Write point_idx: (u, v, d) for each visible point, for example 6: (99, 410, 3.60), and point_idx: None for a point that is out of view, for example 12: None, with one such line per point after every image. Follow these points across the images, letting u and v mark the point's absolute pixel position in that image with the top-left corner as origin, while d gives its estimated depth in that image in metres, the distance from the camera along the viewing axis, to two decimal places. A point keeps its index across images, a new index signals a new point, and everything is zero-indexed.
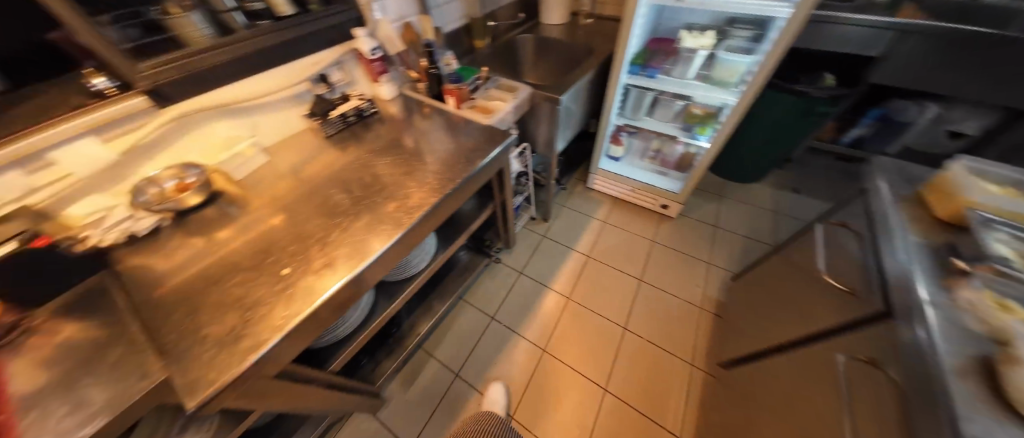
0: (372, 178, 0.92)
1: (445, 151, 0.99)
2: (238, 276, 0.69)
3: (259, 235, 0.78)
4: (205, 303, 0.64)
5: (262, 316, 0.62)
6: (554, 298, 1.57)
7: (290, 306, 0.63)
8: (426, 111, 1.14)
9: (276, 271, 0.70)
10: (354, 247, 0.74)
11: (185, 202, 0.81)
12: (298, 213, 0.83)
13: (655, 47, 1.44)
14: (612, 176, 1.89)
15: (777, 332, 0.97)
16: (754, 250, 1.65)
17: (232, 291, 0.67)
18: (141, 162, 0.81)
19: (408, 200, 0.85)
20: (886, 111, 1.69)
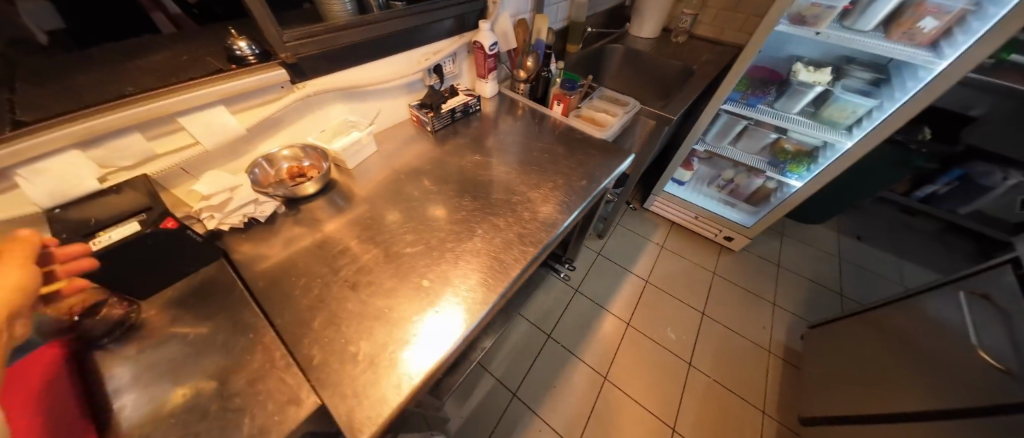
0: (491, 184, 0.87)
1: (562, 165, 0.94)
2: (373, 281, 0.64)
3: (385, 236, 0.72)
4: (346, 311, 0.58)
5: (411, 335, 0.56)
6: (613, 322, 1.47)
7: (441, 328, 0.58)
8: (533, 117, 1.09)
9: (413, 282, 0.64)
10: (492, 263, 0.68)
11: (302, 191, 0.74)
12: (420, 215, 0.77)
13: (760, 77, 1.42)
14: (675, 200, 1.81)
15: (884, 398, 0.94)
16: (819, 296, 1.61)
17: (369, 299, 0.61)
18: (258, 139, 0.73)
19: (534, 214, 0.79)
20: (966, 171, 1.55)
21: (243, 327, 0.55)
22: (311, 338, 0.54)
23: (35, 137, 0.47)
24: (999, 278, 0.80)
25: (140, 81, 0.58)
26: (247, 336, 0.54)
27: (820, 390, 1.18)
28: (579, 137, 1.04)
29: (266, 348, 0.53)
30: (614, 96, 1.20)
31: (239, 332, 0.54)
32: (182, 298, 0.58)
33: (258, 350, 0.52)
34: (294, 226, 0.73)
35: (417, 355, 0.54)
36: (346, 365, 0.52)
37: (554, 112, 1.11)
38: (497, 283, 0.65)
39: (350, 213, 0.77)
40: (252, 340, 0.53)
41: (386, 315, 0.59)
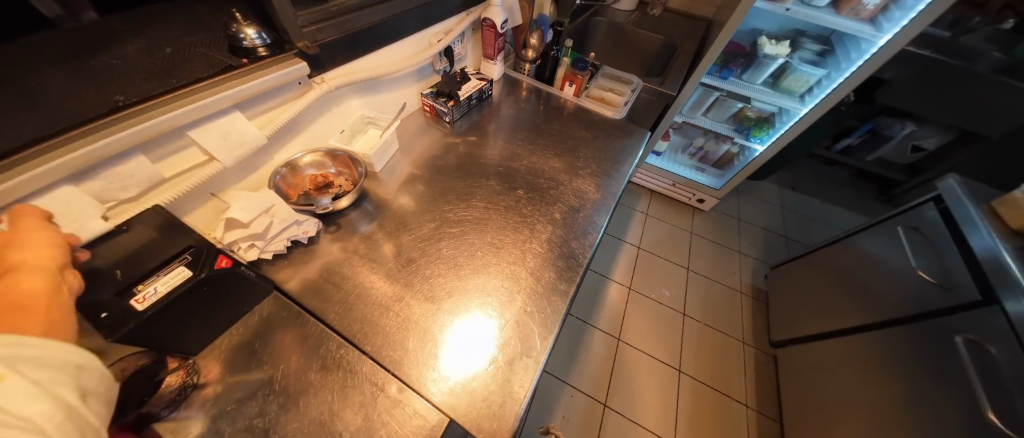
0: (528, 174, 0.86)
1: (587, 147, 0.95)
2: (451, 289, 0.62)
3: (445, 241, 0.69)
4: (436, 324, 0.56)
5: (511, 337, 0.57)
6: (617, 289, 1.59)
7: (536, 326, 0.58)
8: (545, 100, 1.08)
9: (492, 283, 0.63)
10: (559, 254, 0.69)
11: (337, 206, 0.66)
12: (470, 214, 0.75)
13: (729, 50, 1.53)
14: (655, 170, 1.96)
15: (841, 317, 1.16)
16: (773, 241, 1.90)
17: (456, 309, 0.59)
18: (277, 148, 0.66)
19: (582, 200, 0.81)
20: (874, 125, 1.88)
21: (335, 361, 0.50)
22: (413, 359, 0.52)
23: (24, 176, 0.35)
24: (923, 214, 1.04)
25: (132, 87, 0.46)
26: (343, 369, 0.50)
27: (788, 318, 1.41)
28: (595, 118, 1.05)
29: (371, 378, 0.50)
30: (616, 74, 1.23)
31: (332, 367, 0.50)
32: (245, 342, 0.51)
33: (363, 380, 0.49)
34: (339, 242, 0.66)
35: (523, 356, 0.55)
36: (460, 378, 0.51)
37: (565, 94, 1.10)
38: (571, 273, 0.66)
39: (395, 220, 0.72)
40: (351, 372, 0.50)
41: (476, 320, 0.58)
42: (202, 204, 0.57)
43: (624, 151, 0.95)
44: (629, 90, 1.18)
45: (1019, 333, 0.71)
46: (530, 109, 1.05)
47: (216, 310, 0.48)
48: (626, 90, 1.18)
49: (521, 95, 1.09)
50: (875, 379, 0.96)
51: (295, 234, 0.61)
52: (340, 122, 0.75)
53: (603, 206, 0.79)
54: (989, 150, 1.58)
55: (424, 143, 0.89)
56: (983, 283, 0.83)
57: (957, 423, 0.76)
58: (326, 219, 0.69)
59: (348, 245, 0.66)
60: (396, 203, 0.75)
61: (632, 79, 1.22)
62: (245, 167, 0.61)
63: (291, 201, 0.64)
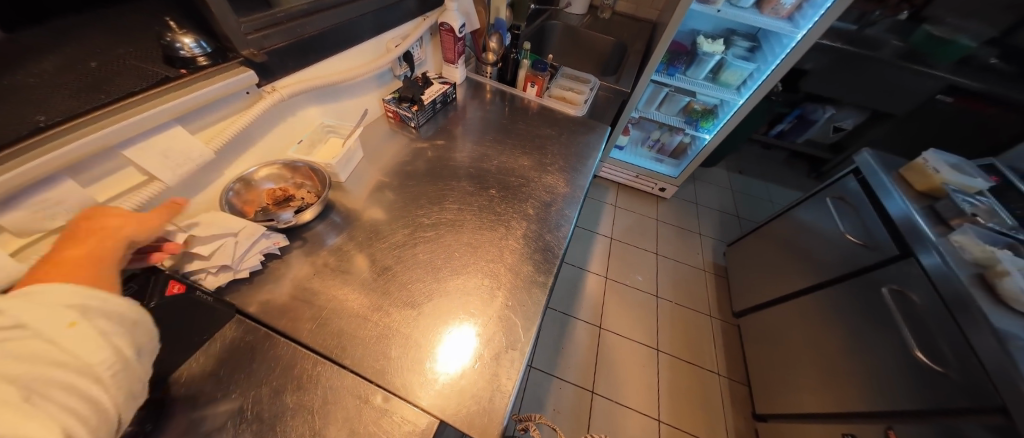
0: (498, 171, 0.87)
1: (553, 144, 0.99)
2: (430, 293, 0.61)
3: (421, 245, 0.68)
4: (418, 330, 0.55)
5: (497, 332, 0.57)
6: (595, 280, 1.64)
7: (518, 318, 0.59)
8: (509, 101, 1.10)
9: (474, 283, 0.63)
10: (535, 248, 0.71)
11: (302, 219, 0.63)
12: (443, 217, 0.74)
13: (674, 48, 1.65)
14: (619, 163, 2.05)
15: (789, 282, 1.28)
16: (728, 221, 2.07)
17: (439, 313, 0.58)
18: (226, 164, 0.61)
19: (552, 193, 0.84)
20: (801, 111, 2.09)
21: (313, 379, 0.48)
22: (397, 367, 0.51)
23: None
24: (846, 185, 1.18)
25: (52, 106, 0.41)
26: (324, 385, 0.48)
27: (746, 289, 1.53)
28: (558, 116, 1.09)
29: (353, 391, 0.48)
30: (573, 74, 1.29)
31: (311, 385, 0.47)
32: (210, 372, 0.47)
33: (345, 394, 0.47)
34: (306, 257, 0.63)
35: (510, 348, 0.55)
36: (448, 380, 0.51)
37: (528, 94, 1.14)
38: (548, 264, 0.68)
39: (364, 229, 0.70)
40: (332, 387, 0.48)
41: (458, 320, 0.58)
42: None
43: (588, 145, 1.00)
44: (586, 88, 1.24)
45: (934, 280, 0.83)
46: (495, 111, 1.07)
47: (173, 341, 0.44)
48: (584, 88, 1.23)
49: (484, 98, 1.10)
50: (823, 334, 1.07)
51: (268, 247, 0.56)
52: (298, 132, 0.72)
53: (573, 198, 0.83)
54: (893, 126, 1.84)
55: (390, 150, 0.88)
56: (900, 241, 0.96)
57: (890, 363, 0.87)
58: (293, 233, 0.65)
59: (317, 258, 0.63)
60: (365, 212, 0.73)
61: (589, 78, 1.28)
62: (192, 186, 0.57)
63: (249, 216, 0.60)
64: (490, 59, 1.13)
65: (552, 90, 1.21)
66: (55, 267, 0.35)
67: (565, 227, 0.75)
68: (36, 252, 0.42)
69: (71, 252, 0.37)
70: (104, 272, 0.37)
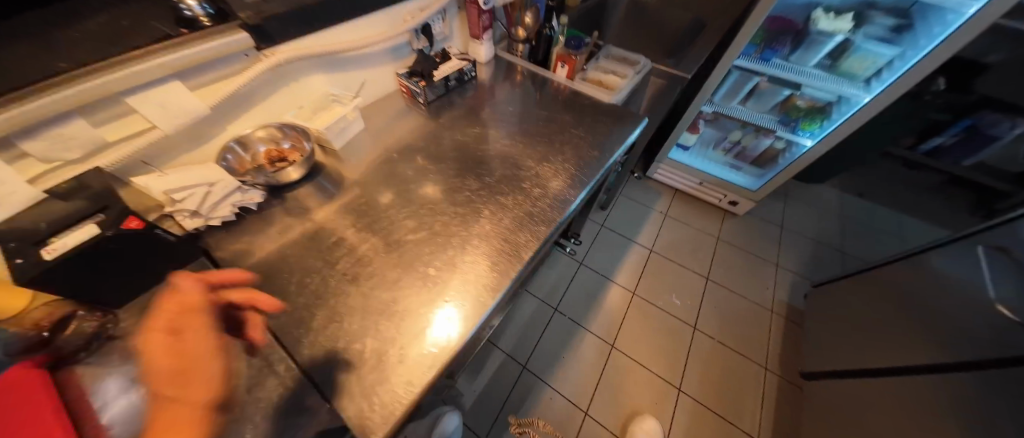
0: (494, 156, 0.81)
1: (569, 133, 0.87)
2: (374, 268, 0.57)
3: (387, 221, 0.66)
4: (347, 309, 0.53)
5: (426, 329, 0.52)
6: (620, 294, 1.45)
7: (455, 319, 0.53)
8: (535, 84, 1.01)
9: (424, 270, 0.59)
10: (497, 246, 0.63)
11: (283, 180, 0.67)
12: (421, 198, 0.71)
13: (773, 26, 1.26)
14: (682, 165, 1.74)
15: (898, 354, 0.92)
16: (822, 255, 1.61)
17: (376, 293, 0.56)
18: (227, 121, 0.67)
19: (543, 186, 0.74)
20: (976, 121, 1.46)
21: None
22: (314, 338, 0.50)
23: None
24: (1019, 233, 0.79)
25: (70, 52, 0.48)
26: None
27: (824, 347, 1.18)
28: (586, 100, 0.95)
29: None
30: (621, 56, 1.12)
31: None
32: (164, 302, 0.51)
33: None
34: (283, 215, 0.66)
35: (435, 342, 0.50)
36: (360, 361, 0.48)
37: (557, 75, 1.02)
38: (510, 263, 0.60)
39: (342, 196, 0.70)
40: None
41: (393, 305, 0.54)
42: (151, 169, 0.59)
43: (610, 136, 0.86)
44: (633, 72, 1.06)
45: None
46: (516, 92, 0.99)
47: (137, 273, 0.49)
48: (631, 70, 1.06)
49: (508, 78, 1.03)
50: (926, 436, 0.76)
51: (240, 201, 0.60)
52: (300, 99, 0.76)
53: (570, 197, 0.71)
54: None
55: (395, 124, 0.87)
56: None
57: None
58: (279, 190, 0.69)
59: (289, 217, 0.66)
60: (349, 180, 0.73)
61: (640, 60, 1.10)
62: (196, 136, 0.64)
63: (238, 173, 0.65)
64: (521, 35, 1.04)
65: (590, 73, 1.07)
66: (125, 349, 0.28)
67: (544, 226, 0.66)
68: (53, 177, 0.50)
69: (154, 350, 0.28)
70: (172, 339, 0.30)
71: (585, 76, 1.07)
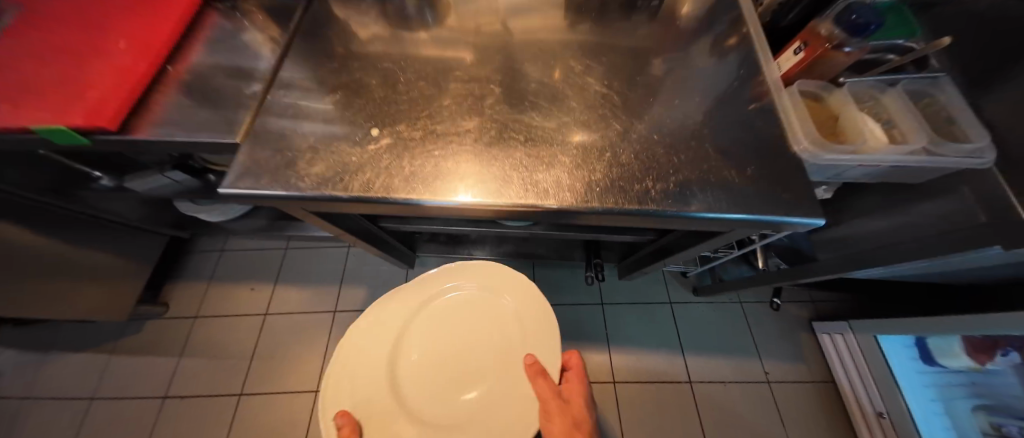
0: (548, 101, 0.53)
1: (670, 149, 0.47)
2: (315, 105, 0.52)
3: (374, 78, 0.55)
4: (256, 113, 0.50)
5: (268, 168, 0.45)
6: (599, 365, 1.10)
7: (289, 178, 0.45)
8: (731, 51, 0.57)
9: (329, 133, 0.49)
10: (390, 178, 0.44)
11: (362, 10, 0.64)
12: (420, 83, 0.55)
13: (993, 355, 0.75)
14: (880, 370, 0.92)
15: None
16: None
17: (289, 123, 0.49)
18: None
19: (529, 178, 0.45)
20: None
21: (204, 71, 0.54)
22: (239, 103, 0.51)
23: None
24: None
25: None
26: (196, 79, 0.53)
27: None
28: (774, 131, 0.47)
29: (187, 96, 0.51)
30: (959, 114, 0.47)
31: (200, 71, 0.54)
32: (259, 20, 0.61)
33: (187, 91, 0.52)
34: (336, 19, 0.62)
35: (252, 180, 0.44)
36: (228, 150, 0.48)
37: (777, 65, 0.52)
38: (373, 186, 0.44)
39: (382, 39, 0.61)
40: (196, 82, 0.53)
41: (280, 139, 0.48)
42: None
43: (723, 205, 0.41)
44: (946, 152, 0.43)
45: None
46: (683, 57, 0.58)
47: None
48: (943, 143, 0.43)
49: (702, 32, 0.60)
50: None
51: None
52: None
53: (530, 204, 0.43)
54: None
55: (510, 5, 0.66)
56: None
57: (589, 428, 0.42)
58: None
59: (336, 23, 0.61)
60: (410, 30, 0.63)
61: (985, 147, 0.43)
62: None
63: None
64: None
65: (840, 93, 0.49)
66: (108, 75, 0.49)
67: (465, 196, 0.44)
68: None
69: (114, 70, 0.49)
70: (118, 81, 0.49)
71: (822, 92, 0.50)
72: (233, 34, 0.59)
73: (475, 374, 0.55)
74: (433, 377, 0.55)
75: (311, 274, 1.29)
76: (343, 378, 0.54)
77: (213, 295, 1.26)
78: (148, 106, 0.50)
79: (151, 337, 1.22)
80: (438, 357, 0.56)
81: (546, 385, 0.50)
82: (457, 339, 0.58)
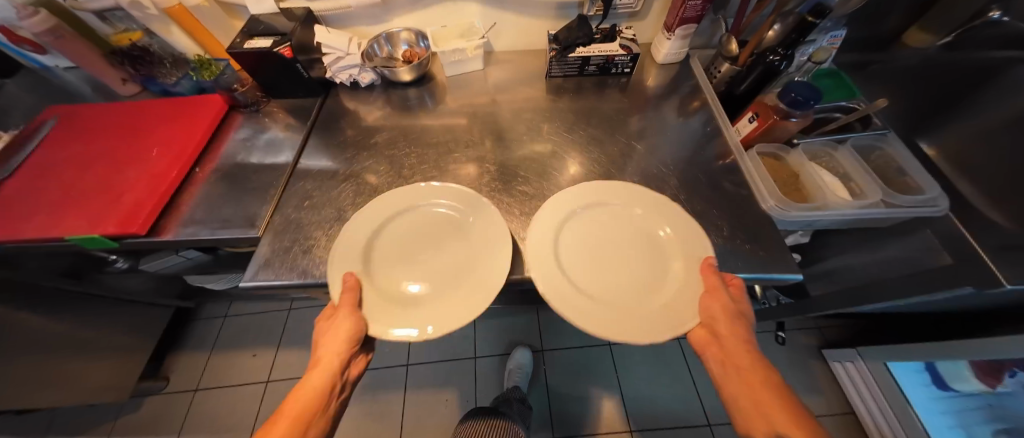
0: (538, 176, 0.59)
1: (652, 214, 0.52)
2: (330, 194, 0.57)
3: (383, 164, 0.62)
4: (276, 205, 0.55)
5: (286, 258, 0.49)
6: (613, 413, 1.06)
7: (305, 266, 0.48)
8: (697, 119, 0.65)
9: (343, 220, 0.54)
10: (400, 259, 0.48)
11: (369, 102, 0.72)
12: (423, 165, 0.61)
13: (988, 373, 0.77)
14: (898, 401, 0.90)
15: None
16: None
17: (305, 214, 0.54)
18: (374, 23, 0.72)
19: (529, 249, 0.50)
20: None
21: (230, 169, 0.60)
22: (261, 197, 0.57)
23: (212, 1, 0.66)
24: None
25: None
26: (222, 178, 0.59)
27: None
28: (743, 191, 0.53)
29: (215, 193, 0.57)
30: (906, 166, 0.53)
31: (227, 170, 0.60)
32: (279, 119, 0.69)
33: (214, 189, 0.58)
34: (347, 112, 0.70)
35: (271, 272, 0.48)
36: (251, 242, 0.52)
37: (735, 131, 0.59)
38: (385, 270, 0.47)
39: (388, 127, 0.68)
40: (223, 180, 0.59)
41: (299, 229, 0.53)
42: (344, 27, 0.71)
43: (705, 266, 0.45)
44: (903, 202, 0.48)
45: None
46: (655, 126, 0.66)
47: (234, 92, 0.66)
48: (896, 195, 0.49)
49: (670, 101, 0.68)
50: None
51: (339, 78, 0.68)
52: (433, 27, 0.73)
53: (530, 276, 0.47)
54: None
55: (499, 87, 0.74)
56: None
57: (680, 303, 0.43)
58: (385, 84, 0.74)
59: (347, 116, 0.69)
60: (412, 116, 0.70)
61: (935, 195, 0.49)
62: (344, 24, 0.71)
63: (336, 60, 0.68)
64: (733, 50, 0.60)
65: (795, 153, 0.55)
66: (145, 183, 0.55)
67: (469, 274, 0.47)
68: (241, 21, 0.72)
69: (150, 177, 0.56)
70: (154, 187, 0.55)
71: (780, 153, 0.57)
72: (257, 134, 0.67)
73: (614, 268, 0.46)
74: (571, 244, 0.48)
75: None
76: (361, 235, 0.49)
77: (216, 364, 1.24)
78: (177, 206, 0.56)
79: (149, 415, 1.18)
80: (489, 249, 0.47)
81: (722, 301, 0.40)
82: (597, 228, 0.51)
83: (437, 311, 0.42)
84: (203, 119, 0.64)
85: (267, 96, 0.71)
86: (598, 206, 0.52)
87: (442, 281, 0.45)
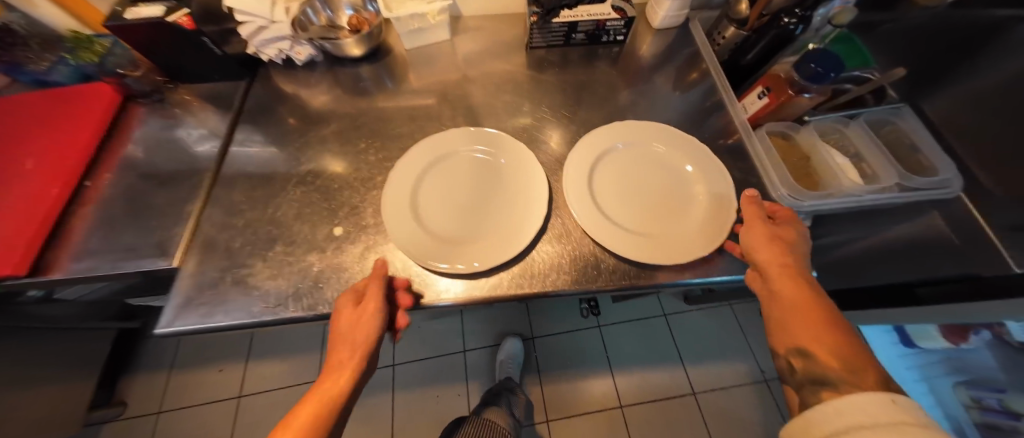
0: None
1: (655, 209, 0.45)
2: (270, 204, 0.47)
3: (334, 163, 0.51)
4: (198, 223, 0.44)
5: (214, 291, 0.39)
6: (605, 392, 1.07)
7: (241, 300, 0.39)
8: (697, 94, 0.57)
9: (288, 238, 0.44)
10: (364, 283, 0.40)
11: (312, 83, 0.59)
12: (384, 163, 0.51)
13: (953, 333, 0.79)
14: None
15: None
16: None
17: (239, 233, 0.43)
18: None
19: (520, 259, 0.43)
20: None
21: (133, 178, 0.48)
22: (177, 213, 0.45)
23: None
24: None
25: None
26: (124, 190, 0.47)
27: None
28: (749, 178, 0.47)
29: (117, 211, 0.45)
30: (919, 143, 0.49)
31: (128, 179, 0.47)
32: (195, 109, 0.55)
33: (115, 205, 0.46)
34: (285, 98, 0.57)
35: (196, 314, 0.38)
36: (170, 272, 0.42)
37: (742, 108, 0.52)
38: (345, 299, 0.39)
39: (339, 114, 0.56)
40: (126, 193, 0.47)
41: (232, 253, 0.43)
42: None
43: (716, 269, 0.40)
44: (917, 185, 0.45)
45: None
46: (651, 102, 0.58)
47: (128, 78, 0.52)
48: (910, 178, 0.45)
49: (666, 74, 0.61)
50: None
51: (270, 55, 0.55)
52: None
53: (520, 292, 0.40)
54: None
55: (471, 60, 0.63)
56: None
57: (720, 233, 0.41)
58: (332, 61, 0.61)
59: (285, 103, 0.56)
60: (368, 100, 0.58)
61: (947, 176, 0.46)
62: None
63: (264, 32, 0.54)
64: (741, 12, 0.53)
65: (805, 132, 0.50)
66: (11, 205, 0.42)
67: (449, 295, 0.40)
68: None
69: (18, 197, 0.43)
70: (25, 210, 0.42)
71: (789, 132, 0.52)
72: (165, 131, 0.53)
73: (655, 199, 0.46)
74: (604, 177, 0.47)
75: (287, 342, 1.19)
76: (403, 188, 0.46)
77: (177, 382, 1.14)
78: (65, 232, 0.44)
79: None
80: (534, 192, 0.46)
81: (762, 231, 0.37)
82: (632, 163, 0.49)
83: (496, 248, 0.42)
84: (88, 115, 0.50)
85: (174, 81, 0.57)
86: (638, 145, 0.50)
87: (483, 223, 0.44)
